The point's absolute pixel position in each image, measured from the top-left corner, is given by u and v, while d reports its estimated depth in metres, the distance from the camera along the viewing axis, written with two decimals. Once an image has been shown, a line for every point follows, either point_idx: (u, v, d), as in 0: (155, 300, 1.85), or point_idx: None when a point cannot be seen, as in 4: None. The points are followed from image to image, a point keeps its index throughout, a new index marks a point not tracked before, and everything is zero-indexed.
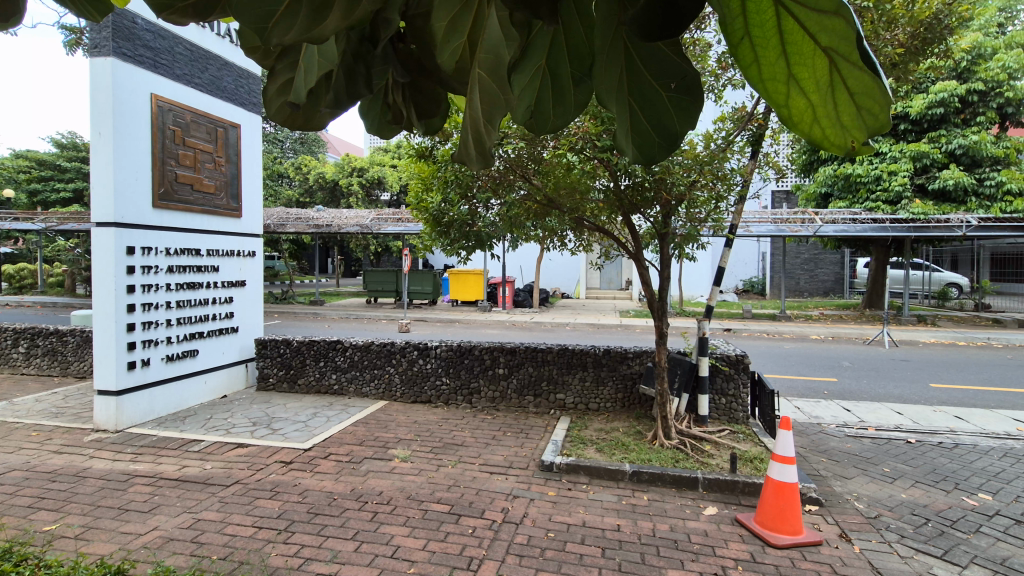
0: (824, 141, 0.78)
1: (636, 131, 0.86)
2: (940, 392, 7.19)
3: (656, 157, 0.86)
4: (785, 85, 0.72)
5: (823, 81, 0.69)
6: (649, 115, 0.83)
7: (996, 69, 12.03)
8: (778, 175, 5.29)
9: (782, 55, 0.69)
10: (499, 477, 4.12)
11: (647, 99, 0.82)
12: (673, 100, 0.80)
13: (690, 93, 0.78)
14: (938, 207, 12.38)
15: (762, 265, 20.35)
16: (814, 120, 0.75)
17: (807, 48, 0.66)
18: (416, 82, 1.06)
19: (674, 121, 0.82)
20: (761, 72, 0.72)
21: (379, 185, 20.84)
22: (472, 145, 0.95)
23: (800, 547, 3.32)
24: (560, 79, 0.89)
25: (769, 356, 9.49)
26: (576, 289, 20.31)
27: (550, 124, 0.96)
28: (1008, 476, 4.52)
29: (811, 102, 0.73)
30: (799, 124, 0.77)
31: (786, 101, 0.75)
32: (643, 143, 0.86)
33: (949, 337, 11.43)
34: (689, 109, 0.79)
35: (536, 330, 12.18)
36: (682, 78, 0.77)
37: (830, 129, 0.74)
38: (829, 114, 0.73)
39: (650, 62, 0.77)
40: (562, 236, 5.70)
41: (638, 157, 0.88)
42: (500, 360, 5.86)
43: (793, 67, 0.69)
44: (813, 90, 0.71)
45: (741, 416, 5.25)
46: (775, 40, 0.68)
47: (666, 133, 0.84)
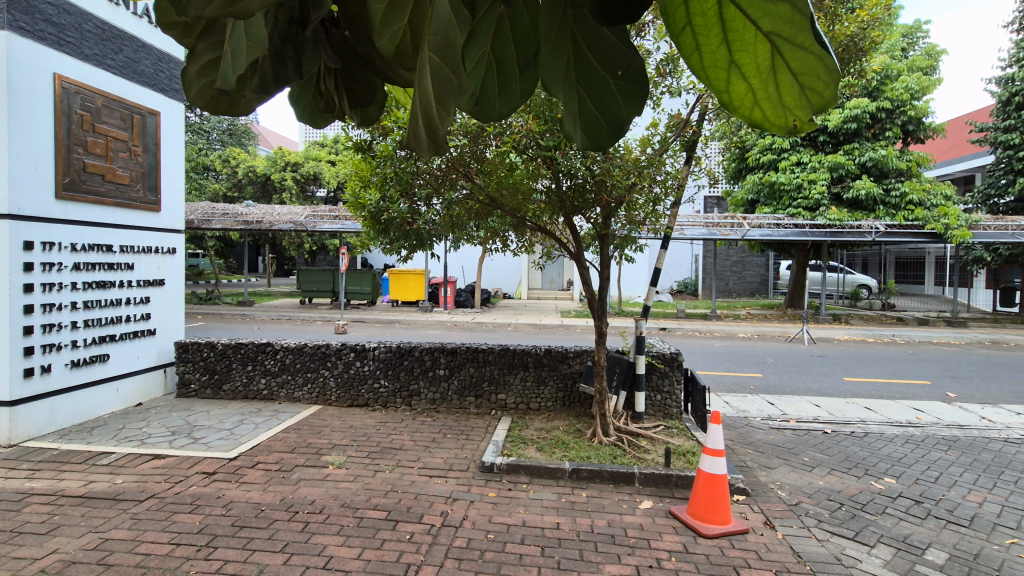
0: (765, 123, 0.80)
1: (585, 118, 0.85)
2: (852, 385, 7.78)
3: (603, 144, 0.87)
4: (726, 73, 0.74)
5: (764, 66, 0.71)
6: (596, 103, 0.83)
7: (901, 90, 13.21)
8: (710, 182, 5.53)
9: (724, 42, 0.71)
10: (439, 480, 4.05)
11: (594, 87, 0.82)
12: (619, 88, 0.80)
13: (634, 82, 0.78)
14: (851, 215, 13.43)
15: (695, 267, 21.33)
16: (754, 102, 0.77)
17: (748, 35, 0.67)
18: (350, 68, 1.00)
19: (621, 109, 0.82)
20: (702, 59, 0.74)
21: (314, 181, 20.09)
22: (423, 132, 0.79)
23: (729, 535, 3.47)
24: (508, 68, 0.84)
25: (701, 354, 9.91)
26: (517, 289, 20.45)
27: (494, 112, 0.90)
28: (910, 461, 4.94)
29: (752, 86, 0.75)
30: (740, 106, 0.79)
31: (726, 87, 0.77)
32: (592, 130, 0.86)
33: (859, 334, 12.39)
34: (634, 95, 0.79)
35: (478, 331, 12.12)
36: (627, 66, 0.77)
37: (771, 110, 0.77)
38: (770, 98, 0.75)
39: (595, 50, 0.77)
40: (503, 237, 5.70)
41: (586, 144, 0.88)
42: (440, 361, 5.77)
43: (735, 53, 0.71)
44: (753, 75, 0.73)
45: (675, 412, 5.44)
46: (717, 28, 0.69)
47: (613, 120, 0.84)
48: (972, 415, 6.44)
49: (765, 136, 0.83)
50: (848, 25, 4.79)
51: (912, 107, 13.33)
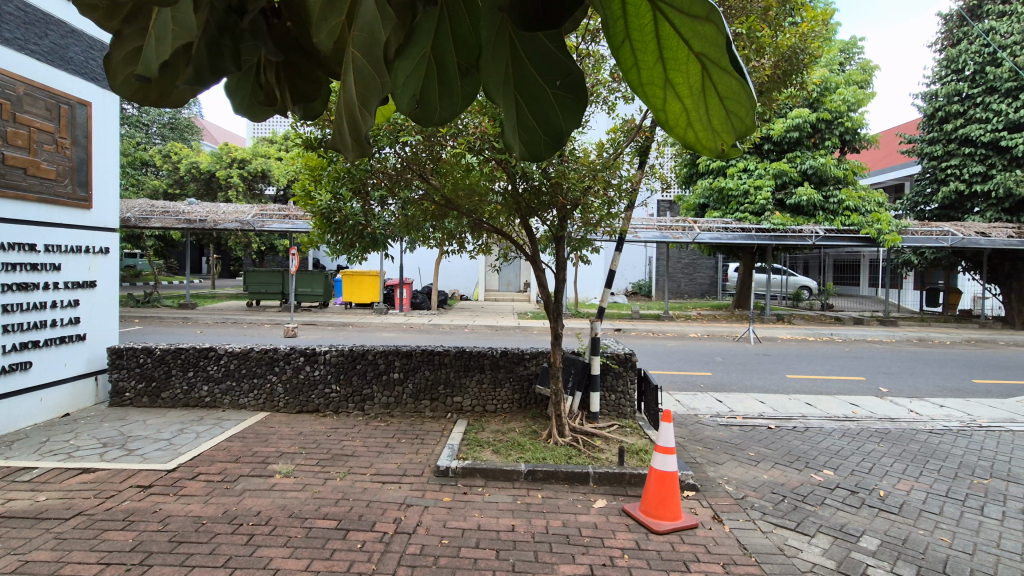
0: (699, 141, 0.88)
1: (523, 126, 0.86)
2: (794, 382, 8.16)
3: (542, 155, 0.88)
4: (662, 90, 0.82)
5: (695, 88, 0.78)
6: (535, 111, 0.85)
7: (839, 101, 13.98)
8: (662, 185, 5.66)
9: (660, 60, 0.77)
10: (392, 486, 3.97)
11: (532, 96, 0.83)
12: (557, 97, 0.81)
13: (574, 91, 0.80)
14: (794, 219, 14.09)
15: (649, 269, 21.88)
16: (689, 123, 0.86)
17: (681, 55, 0.74)
18: (291, 60, 0.95)
19: (560, 120, 0.84)
20: (642, 76, 0.81)
21: (263, 178, 19.38)
22: (348, 134, 0.80)
23: (679, 531, 3.56)
24: (448, 72, 0.82)
25: (654, 354, 10.16)
26: (474, 291, 20.39)
27: (435, 117, 0.87)
28: (846, 453, 5.22)
29: (686, 106, 0.83)
30: (676, 126, 0.87)
31: (663, 103, 0.84)
32: (530, 140, 0.87)
33: (801, 333, 13.03)
34: (573, 106, 0.82)
35: (434, 333, 11.99)
36: (566, 75, 0.79)
37: (702, 132, 0.85)
38: (701, 118, 0.83)
39: (535, 58, 0.78)
40: (459, 240, 5.66)
41: (525, 154, 0.89)
42: (395, 364, 5.66)
43: (669, 72, 0.77)
44: (687, 94, 0.80)
45: (628, 412, 5.54)
46: (654, 45, 0.75)
47: (552, 129, 0.86)
48: (901, 408, 6.88)
49: (698, 154, 0.91)
50: (788, 36, 5.03)
51: (848, 119, 14.16)
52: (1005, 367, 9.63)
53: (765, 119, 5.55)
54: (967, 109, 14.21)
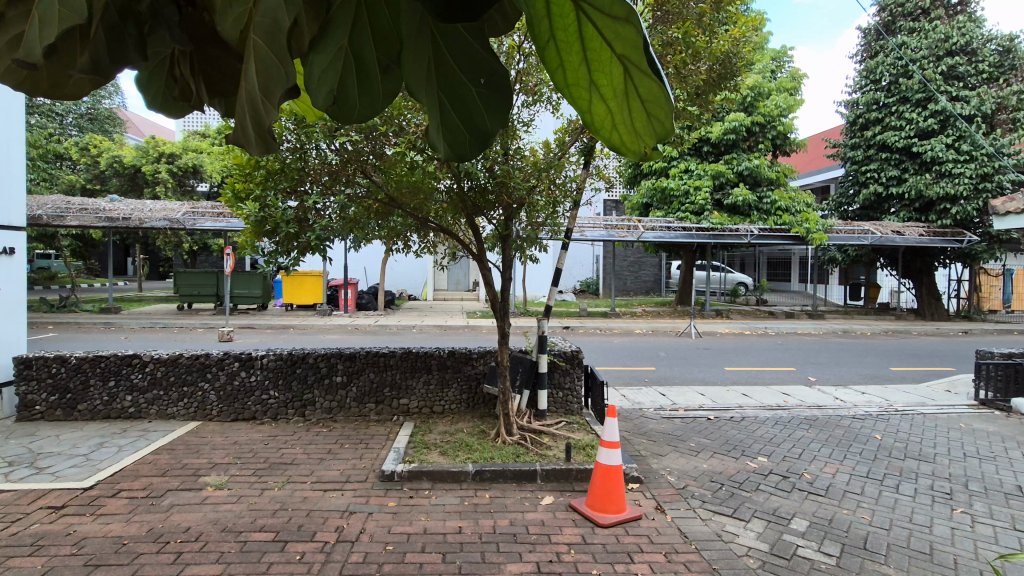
0: (623, 144, 0.89)
1: (447, 125, 0.84)
2: (732, 374, 8.54)
3: (469, 154, 0.87)
4: (587, 91, 0.82)
5: (619, 91, 0.79)
6: (458, 110, 0.82)
7: (771, 107, 14.74)
8: (606, 185, 5.79)
9: (584, 62, 0.76)
10: (335, 493, 3.86)
11: (456, 95, 0.81)
12: (481, 95, 0.80)
13: (498, 91, 0.79)
14: (731, 219, 14.74)
15: (596, 267, 22.33)
16: (614, 126, 0.86)
17: (604, 58, 0.74)
18: (204, 51, 0.85)
19: (484, 118, 0.83)
20: (568, 75, 0.80)
21: (195, 174, 18.35)
22: (252, 128, 0.79)
23: (624, 523, 3.64)
24: (367, 69, 0.79)
25: (600, 350, 10.37)
26: (423, 291, 20.16)
27: (355, 114, 0.84)
28: (779, 440, 5.52)
29: (611, 108, 0.83)
30: (601, 129, 0.88)
31: (590, 104, 0.84)
32: (455, 140, 0.86)
33: (738, 327, 13.65)
34: (497, 105, 0.80)
35: (381, 334, 11.76)
36: (490, 74, 0.77)
37: (627, 135, 0.86)
38: (625, 122, 0.84)
39: (457, 54, 0.75)
40: (405, 238, 5.56)
41: (450, 153, 0.87)
42: (338, 367, 5.50)
43: (593, 74, 0.77)
44: (610, 96, 0.80)
45: (576, 408, 5.62)
46: (578, 47, 0.74)
47: (477, 129, 0.84)
48: (828, 396, 7.34)
49: (623, 157, 0.92)
50: (723, 42, 5.25)
51: (780, 123, 14.97)
52: (917, 355, 10.47)
53: (701, 121, 5.79)
54: (884, 116, 15.32)
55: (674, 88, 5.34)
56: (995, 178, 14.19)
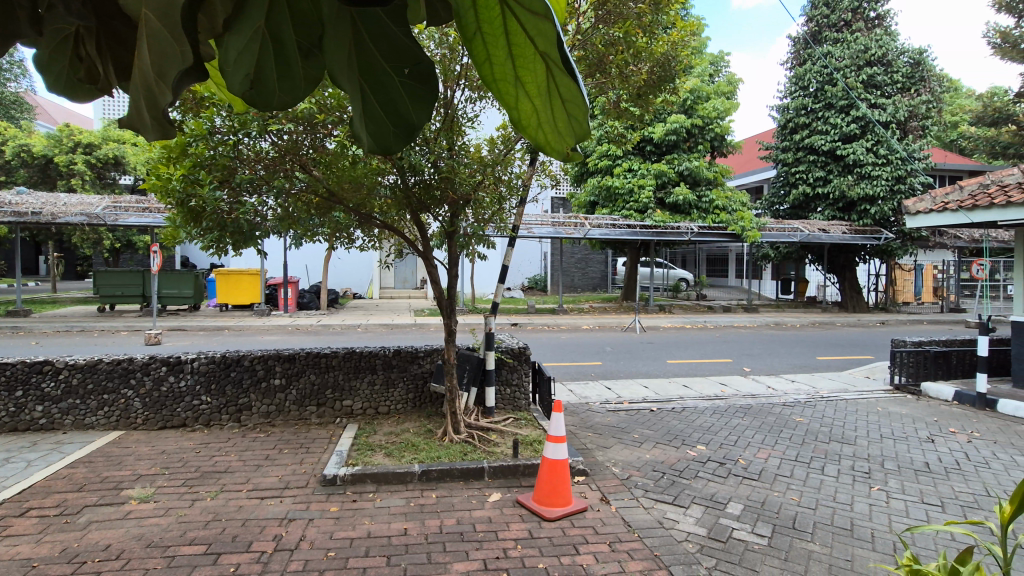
0: (547, 143, 0.90)
1: (371, 115, 0.82)
2: (673, 367, 8.87)
3: (393, 147, 0.85)
4: (511, 87, 0.81)
5: (543, 90, 0.79)
6: (382, 100, 0.80)
7: (710, 109, 15.35)
8: (552, 182, 5.85)
9: (509, 58, 0.76)
10: (273, 501, 3.71)
11: (379, 85, 0.78)
12: (406, 87, 0.77)
13: (424, 83, 0.76)
14: (673, 217, 15.28)
15: (544, 264, 22.57)
16: (538, 125, 0.87)
17: (529, 53, 0.73)
18: (110, 29, 0.77)
19: (409, 110, 0.80)
20: (495, 71, 0.79)
21: (117, 166, 17.11)
22: (146, 109, 0.76)
23: (570, 516, 3.70)
24: (287, 54, 0.75)
25: (549, 346, 10.51)
26: (368, 289, 19.72)
27: (275, 102, 0.81)
28: (716, 428, 5.77)
29: (535, 105, 0.83)
30: (526, 127, 0.88)
31: (515, 102, 0.84)
32: (378, 132, 0.83)
33: (679, 322, 14.18)
34: (423, 97, 0.78)
35: (323, 334, 11.42)
36: (416, 64, 0.74)
37: (550, 133, 0.87)
38: (549, 120, 0.85)
39: (379, 42, 0.72)
40: (347, 235, 5.41)
41: (373, 146, 0.84)
42: (276, 370, 5.27)
43: (518, 69, 0.77)
44: (535, 92, 0.80)
45: (523, 404, 5.66)
46: (503, 43, 0.73)
47: (402, 121, 0.82)
48: (761, 385, 7.75)
49: (549, 155, 0.93)
50: (662, 43, 5.42)
51: (717, 125, 15.62)
52: (840, 345, 11.22)
53: (643, 120, 5.94)
54: (811, 121, 16.31)
55: (617, 88, 5.49)
56: (908, 180, 15.42)
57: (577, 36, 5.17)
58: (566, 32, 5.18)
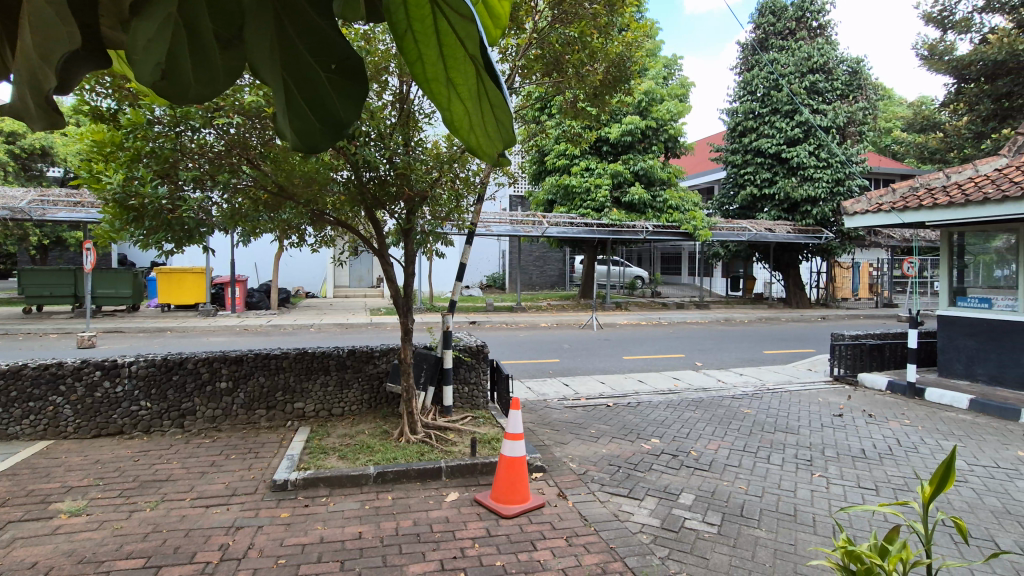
0: (480, 147, 0.90)
1: (294, 112, 0.78)
2: (629, 362, 9.06)
3: (319, 146, 0.82)
4: (443, 88, 0.80)
5: (474, 94, 0.78)
6: (306, 94, 0.77)
7: (663, 111, 15.74)
8: (509, 180, 5.85)
9: (441, 59, 0.75)
10: (218, 509, 3.55)
11: (303, 80, 0.75)
12: (331, 82, 0.75)
13: (350, 78, 0.74)
14: (628, 216, 15.61)
15: (502, 262, 22.59)
16: (470, 129, 0.87)
17: (459, 54, 0.72)
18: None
19: (337, 107, 0.78)
20: (426, 72, 0.78)
21: (45, 158, 15.96)
22: (31, 96, 0.77)
23: (527, 512, 3.71)
24: (204, 43, 0.71)
25: (507, 344, 10.53)
26: (322, 288, 19.20)
27: (191, 95, 0.76)
28: (669, 422, 5.94)
29: (468, 108, 0.83)
30: (460, 129, 0.87)
31: (447, 105, 0.83)
32: (303, 130, 0.81)
33: (635, 319, 14.50)
34: (350, 93, 0.76)
35: (274, 334, 11.06)
36: (342, 59, 0.72)
37: (481, 138, 0.87)
38: (481, 124, 0.85)
39: (302, 33, 0.70)
40: (298, 232, 5.24)
41: (298, 144, 0.82)
42: (222, 372, 5.05)
43: (449, 72, 0.76)
44: (467, 94, 0.79)
45: (481, 402, 5.64)
46: (435, 41, 0.73)
47: (329, 118, 0.79)
48: (711, 379, 8.03)
49: (480, 161, 0.92)
50: (616, 44, 5.49)
51: (671, 127, 16.03)
52: (784, 340, 11.76)
53: (599, 120, 6.03)
54: (758, 125, 16.99)
55: (574, 87, 5.56)
56: (846, 183, 16.31)
57: (534, 34, 5.20)
58: (524, 30, 5.20)
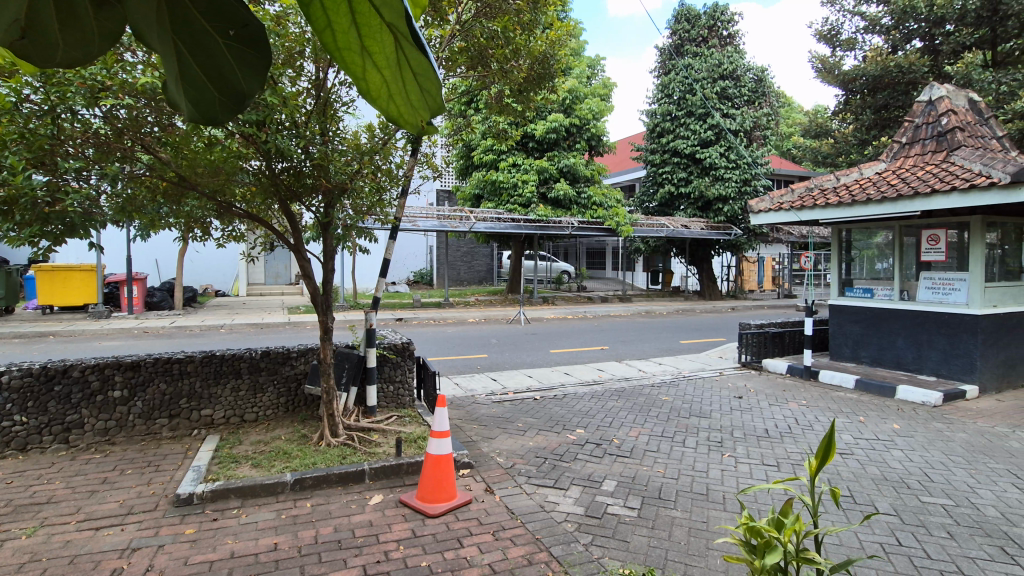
0: (400, 117, 0.86)
1: (187, 78, 0.70)
2: (555, 356, 9.26)
3: (220, 116, 0.74)
4: (358, 57, 0.75)
5: (392, 62, 0.74)
6: (201, 59, 0.69)
7: (587, 110, 16.16)
8: (434, 174, 5.76)
9: (353, 26, 0.70)
10: (111, 530, 3.24)
11: (198, 44, 0.66)
12: (231, 49, 0.66)
13: (252, 47, 0.66)
14: (554, 212, 15.91)
15: (429, 258, 22.33)
16: (389, 96, 0.82)
17: (374, 22, 0.67)
18: None
19: (240, 77, 0.71)
20: (337, 39, 0.72)
21: None
22: None
23: (454, 510, 3.69)
24: (72, 2, 0.62)
25: (435, 340, 10.42)
26: (235, 286, 18.03)
27: (62, 55, 0.68)
28: (593, 412, 6.13)
29: (385, 77, 0.79)
30: (379, 99, 0.82)
31: (363, 74, 0.78)
32: (201, 98, 0.73)
33: (561, 313, 14.81)
34: (254, 65, 0.68)
35: (180, 337, 10.23)
36: (241, 27, 0.63)
37: (401, 107, 0.84)
38: (400, 93, 0.81)
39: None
40: (203, 226, 4.87)
41: (197, 114, 0.73)
42: (115, 380, 4.60)
43: (363, 40, 0.72)
44: (383, 62, 0.75)
45: (407, 401, 5.53)
46: (345, 11, 0.67)
47: (231, 88, 0.72)
48: (633, 369, 8.39)
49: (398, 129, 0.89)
50: (540, 43, 5.53)
51: (594, 126, 16.49)
52: (699, 330, 12.51)
53: (524, 117, 6.07)
54: (675, 126, 17.88)
55: (498, 82, 5.57)
56: (752, 183, 17.58)
57: (457, 26, 5.14)
58: (447, 21, 5.10)
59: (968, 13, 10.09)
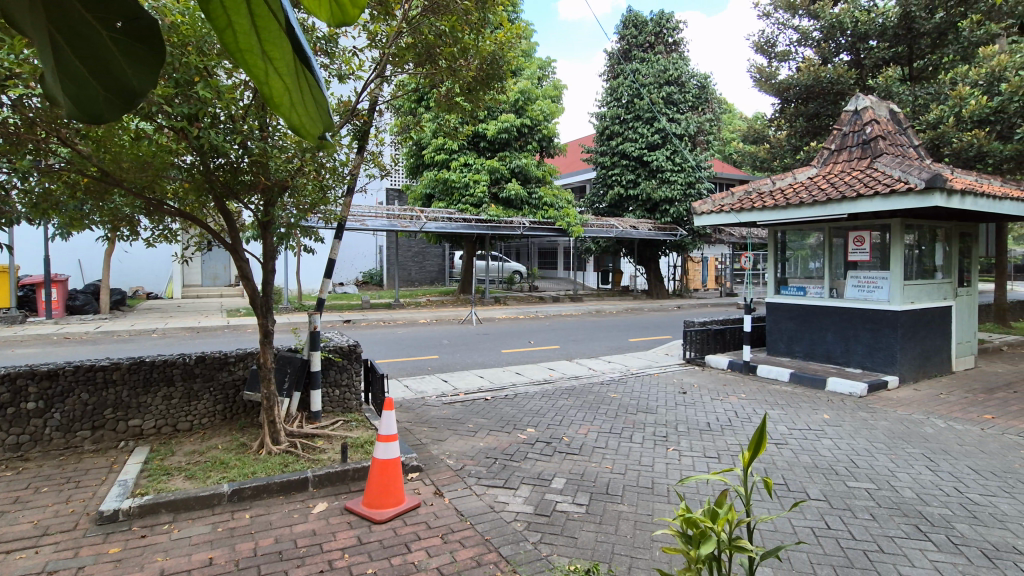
0: (306, 124, 0.84)
1: (66, 72, 0.66)
2: (507, 356, 9.29)
3: (104, 116, 0.70)
4: (260, 60, 0.72)
5: (293, 66, 0.72)
6: (81, 54, 0.65)
7: (537, 111, 16.30)
8: (381, 173, 5.65)
9: (253, 27, 0.67)
10: (23, 554, 2.99)
11: (77, 34, 0.62)
12: (116, 43, 0.63)
13: (142, 42, 0.63)
14: (506, 212, 15.96)
15: (379, 258, 21.91)
16: (292, 104, 0.80)
17: (273, 26, 0.65)
18: None
19: (127, 74, 0.67)
20: (238, 40, 0.69)
21: None
22: None
23: (402, 514, 3.63)
24: None
25: (384, 342, 10.24)
26: (169, 288, 17.07)
27: None
28: (544, 411, 6.19)
29: (288, 83, 0.76)
30: (283, 102, 0.79)
31: (266, 78, 0.75)
32: (82, 95, 0.68)
33: (513, 313, 14.88)
34: (141, 61, 0.65)
35: (107, 343, 9.57)
36: (130, 18, 0.60)
37: (304, 112, 0.81)
38: (304, 100, 0.79)
39: None
40: (130, 225, 4.57)
41: (77, 112, 0.69)
42: (29, 392, 4.25)
43: (264, 43, 0.69)
44: (285, 66, 0.72)
45: (354, 405, 5.40)
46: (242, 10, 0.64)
47: (116, 86, 0.68)
48: (583, 367, 8.53)
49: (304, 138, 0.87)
50: (489, 43, 5.51)
51: (545, 127, 16.65)
52: (646, 328, 12.88)
53: (473, 116, 6.04)
54: (623, 129, 18.32)
55: (447, 80, 5.52)
56: (696, 186, 18.25)
57: (404, 24, 5.06)
58: (394, 16, 5.01)
59: (888, 30, 10.86)
